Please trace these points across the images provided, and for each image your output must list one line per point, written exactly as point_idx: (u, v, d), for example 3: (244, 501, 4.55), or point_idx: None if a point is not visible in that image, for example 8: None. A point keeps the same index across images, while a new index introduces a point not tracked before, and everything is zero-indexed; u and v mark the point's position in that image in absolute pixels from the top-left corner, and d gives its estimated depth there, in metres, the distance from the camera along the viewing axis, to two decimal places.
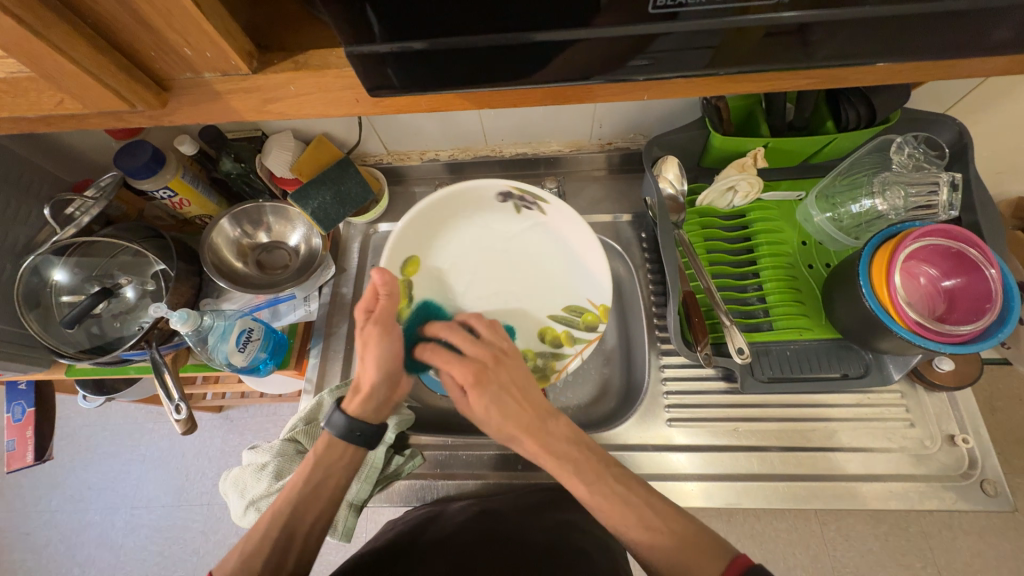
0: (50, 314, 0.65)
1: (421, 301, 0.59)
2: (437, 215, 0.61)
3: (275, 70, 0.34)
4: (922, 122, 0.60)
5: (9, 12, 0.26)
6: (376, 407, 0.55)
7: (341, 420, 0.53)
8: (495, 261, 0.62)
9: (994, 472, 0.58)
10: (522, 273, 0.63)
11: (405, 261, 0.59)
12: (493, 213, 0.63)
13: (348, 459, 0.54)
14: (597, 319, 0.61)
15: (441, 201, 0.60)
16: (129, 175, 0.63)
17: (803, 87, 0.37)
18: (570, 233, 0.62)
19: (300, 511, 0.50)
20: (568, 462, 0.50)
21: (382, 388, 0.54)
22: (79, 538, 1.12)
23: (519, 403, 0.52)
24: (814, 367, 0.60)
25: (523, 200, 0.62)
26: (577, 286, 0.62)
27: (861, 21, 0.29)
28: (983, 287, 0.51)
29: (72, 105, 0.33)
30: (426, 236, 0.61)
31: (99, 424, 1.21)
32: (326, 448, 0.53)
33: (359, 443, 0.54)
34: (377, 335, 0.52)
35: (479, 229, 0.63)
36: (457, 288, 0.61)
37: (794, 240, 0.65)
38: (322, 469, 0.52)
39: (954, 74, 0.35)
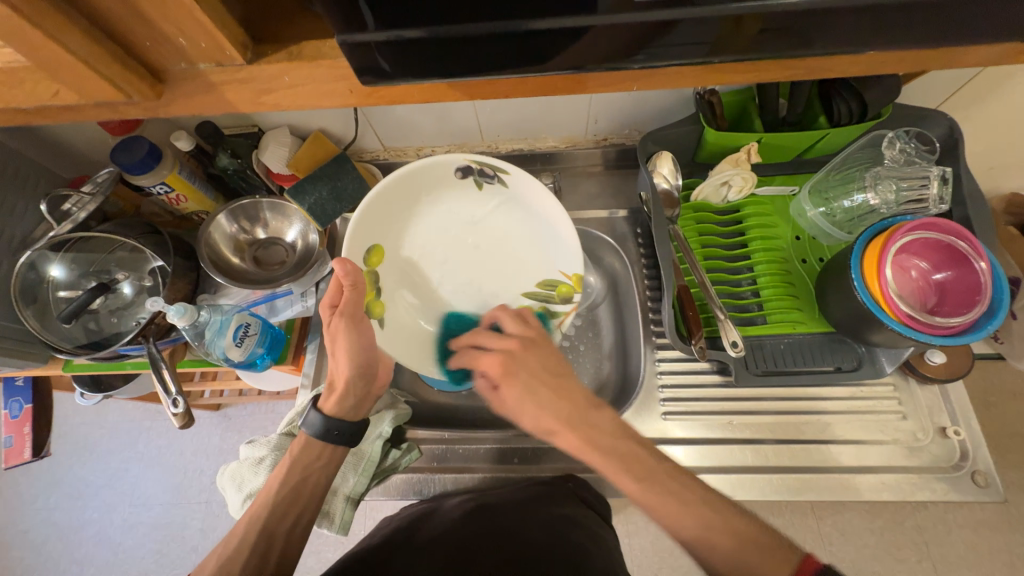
0: (46, 309, 0.65)
1: (388, 292, 0.60)
2: (396, 195, 0.60)
3: (268, 61, 0.34)
4: (913, 117, 0.60)
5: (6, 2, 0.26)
6: (353, 403, 0.56)
7: (318, 420, 0.54)
8: (461, 241, 0.63)
9: (985, 464, 0.59)
10: (488, 253, 0.64)
11: (367, 250, 0.58)
12: (452, 190, 0.63)
13: (325, 459, 0.54)
14: (572, 291, 0.62)
15: (398, 184, 0.59)
16: (125, 170, 0.63)
17: (793, 77, 0.37)
18: (537, 205, 0.62)
19: (280, 513, 0.50)
20: (618, 458, 0.47)
21: (358, 382, 0.55)
22: (78, 535, 1.12)
23: (552, 392, 0.51)
24: (807, 360, 0.60)
25: (483, 175, 0.62)
26: (551, 261, 0.63)
27: (847, 8, 0.30)
28: (973, 280, 0.51)
29: (68, 96, 0.34)
30: (388, 222, 0.61)
31: (97, 422, 1.21)
32: (303, 448, 0.53)
33: (336, 443, 0.54)
34: (345, 327, 0.53)
35: (441, 209, 0.63)
36: (423, 275, 0.62)
37: (787, 235, 0.66)
38: (300, 471, 0.52)
39: (941, 64, 0.36)
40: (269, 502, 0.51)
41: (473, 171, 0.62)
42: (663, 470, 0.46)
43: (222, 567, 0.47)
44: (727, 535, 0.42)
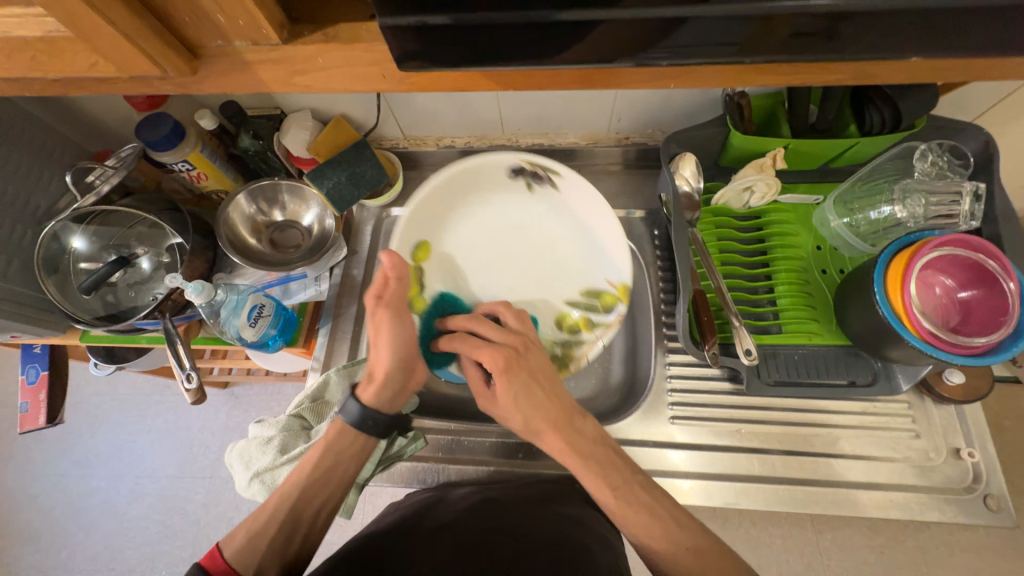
0: (67, 279, 0.66)
1: (431, 288, 0.60)
2: (447, 195, 0.62)
3: (303, 41, 0.34)
4: (948, 130, 0.59)
5: None
6: (390, 396, 0.55)
7: (355, 409, 0.53)
8: (508, 244, 0.64)
9: (998, 488, 0.58)
10: (534, 258, 0.63)
11: (414, 246, 0.60)
12: (504, 192, 0.64)
13: (359, 447, 0.54)
14: (616, 301, 0.61)
15: (451, 183, 0.61)
16: (150, 146, 0.63)
17: (833, 82, 0.36)
18: (585, 208, 0.62)
19: (310, 496, 0.51)
20: (593, 462, 0.49)
21: (396, 375, 0.54)
22: (85, 502, 1.15)
23: (544, 394, 0.51)
24: (821, 372, 0.59)
25: (536, 177, 0.63)
26: (596, 269, 0.62)
27: (898, 12, 0.29)
28: (1001, 300, 0.50)
29: (104, 68, 0.34)
30: (436, 220, 0.62)
31: (108, 393, 1.23)
32: (338, 435, 0.53)
33: (370, 433, 0.54)
34: (389, 319, 0.52)
35: (489, 209, 0.64)
36: (466, 272, 0.63)
37: (808, 244, 0.65)
38: (331, 457, 0.52)
39: (989, 75, 0.35)
40: (299, 484, 0.51)
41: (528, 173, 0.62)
42: (636, 483, 0.49)
43: (252, 541, 0.47)
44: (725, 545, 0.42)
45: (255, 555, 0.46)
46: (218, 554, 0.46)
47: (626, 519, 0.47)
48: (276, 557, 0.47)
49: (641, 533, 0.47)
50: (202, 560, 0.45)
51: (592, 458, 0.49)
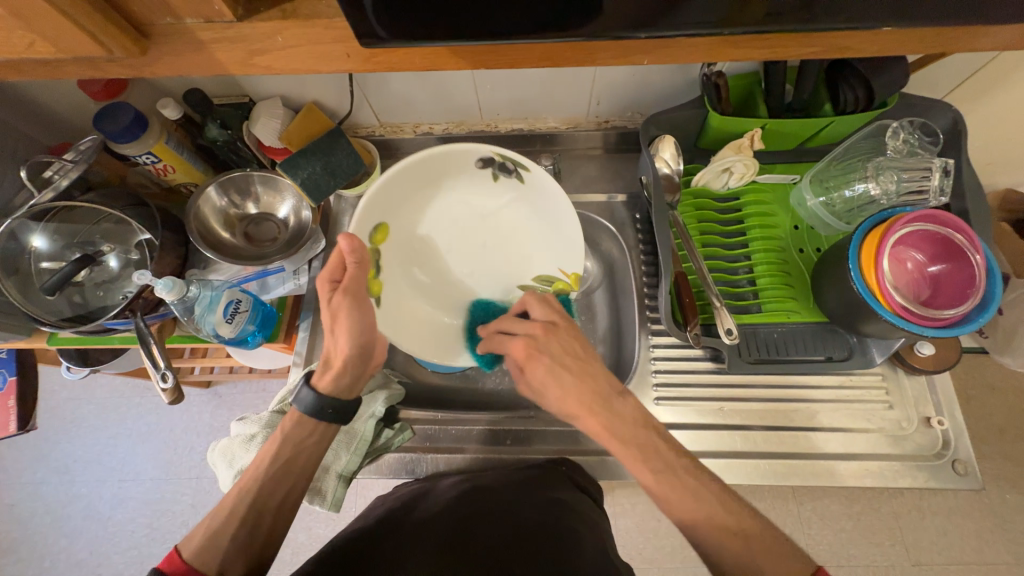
0: (28, 280, 0.63)
1: (388, 273, 0.59)
2: (412, 178, 0.59)
3: (261, 19, 0.33)
4: (918, 107, 0.60)
5: None
6: (347, 383, 0.53)
7: (310, 397, 0.52)
8: (467, 232, 0.63)
9: (966, 453, 0.60)
10: (495, 251, 0.64)
11: (374, 228, 0.57)
12: (468, 179, 0.62)
13: (317, 437, 0.53)
14: (568, 287, 0.62)
15: (416, 166, 0.57)
16: (110, 138, 0.60)
17: (805, 55, 0.36)
18: (547, 203, 0.62)
19: (271, 487, 0.50)
20: (633, 445, 0.47)
21: (356, 363, 0.52)
22: (67, 510, 1.12)
23: (578, 377, 0.51)
24: (799, 350, 0.61)
25: (504, 167, 0.61)
26: (551, 257, 0.63)
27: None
28: (968, 273, 0.52)
29: (44, 49, 0.32)
30: (399, 203, 0.59)
31: (84, 397, 1.19)
32: (296, 424, 0.52)
33: (328, 420, 0.53)
34: (347, 305, 0.50)
35: (454, 197, 0.62)
36: (426, 260, 0.62)
37: (786, 224, 0.65)
38: (291, 446, 0.51)
39: (953, 48, 0.35)
40: (260, 476, 0.49)
41: (496, 161, 0.60)
42: (679, 463, 0.46)
43: (212, 540, 0.45)
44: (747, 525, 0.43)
45: (215, 550, 0.44)
46: (177, 555, 0.44)
47: (670, 502, 0.45)
48: (239, 551, 0.46)
49: (691, 519, 0.44)
50: (161, 564, 0.43)
51: (633, 444, 0.47)
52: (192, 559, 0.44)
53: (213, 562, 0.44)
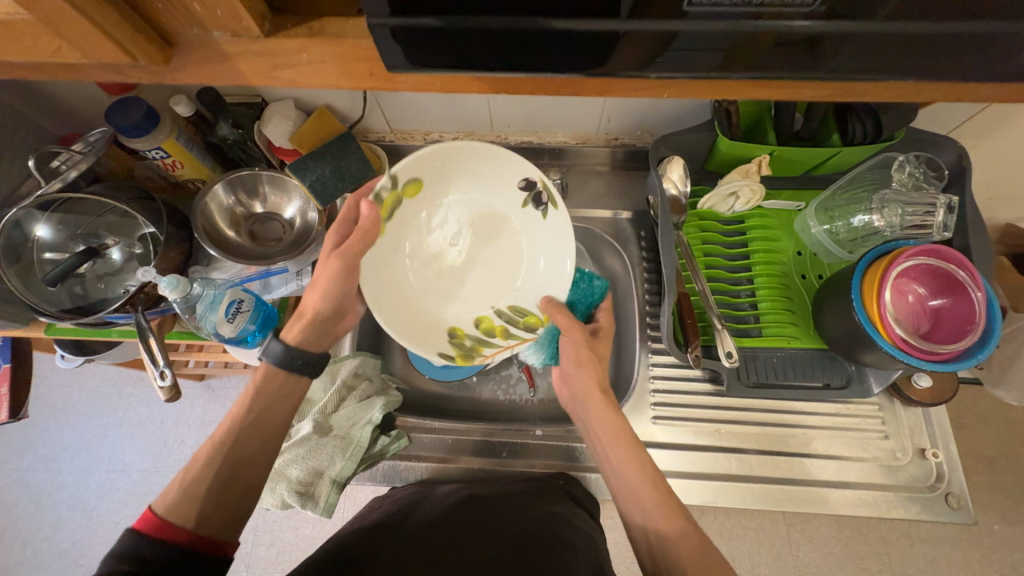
0: (30, 270, 0.62)
1: (393, 226, 0.57)
2: (464, 159, 0.56)
3: (288, 36, 0.33)
4: (924, 142, 0.60)
5: None
6: (316, 337, 0.54)
7: (278, 350, 0.51)
8: (481, 238, 0.61)
9: (959, 487, 0.61)
10: (491, 266, 0.61)
11: (409, 180, 0.55)
12: (506, 195, 0.59)
13: (292, 390, 0.51)
14: (538, 324, 0.60)
15: (477, 150, 0.56)
16: (120, 132, 0.60)
17: (818, 97, 0.36)
18: (552, 247, 0.59)
19: (247, 437, 0.48)
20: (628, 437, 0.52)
21: (327, 320, 0.54)
22: (52, 499, 1.10)
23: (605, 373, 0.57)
24: (797, 375, 0.61)
25: (537, 199, 0.59)
26: (531, 290, 0.61)
27: (888, 38, 0.29)
28: (967, 308, 0.52)
29: (69, 54, 0.32)
30: (443, 173, 0.57)
31: (76, 385, 1.18)
32: (265, 376, 0.50)
33: (298, 373, 0.51)
34: (344, 269, 0.52)
35: (485, 196, 0.60)
36: (426, 239, 0.60)
37: (789, 250, 0.66)
38: (264, 400, 0.50)
39: (969, 97, 0.35)
40: (236, 427, 0.48)
41: (537, 190, 0.58)
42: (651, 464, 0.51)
43: (186, 493, 0.43)
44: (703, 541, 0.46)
45: (190, 502, 0.43)
46: (151, 511, 0.42)
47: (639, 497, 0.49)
48: (216, 504, 0.44)
49: (665, 524, 0.47)
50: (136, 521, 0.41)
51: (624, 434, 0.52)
52: (168, 513, 0.42)
53: (192, 514, 0.42)
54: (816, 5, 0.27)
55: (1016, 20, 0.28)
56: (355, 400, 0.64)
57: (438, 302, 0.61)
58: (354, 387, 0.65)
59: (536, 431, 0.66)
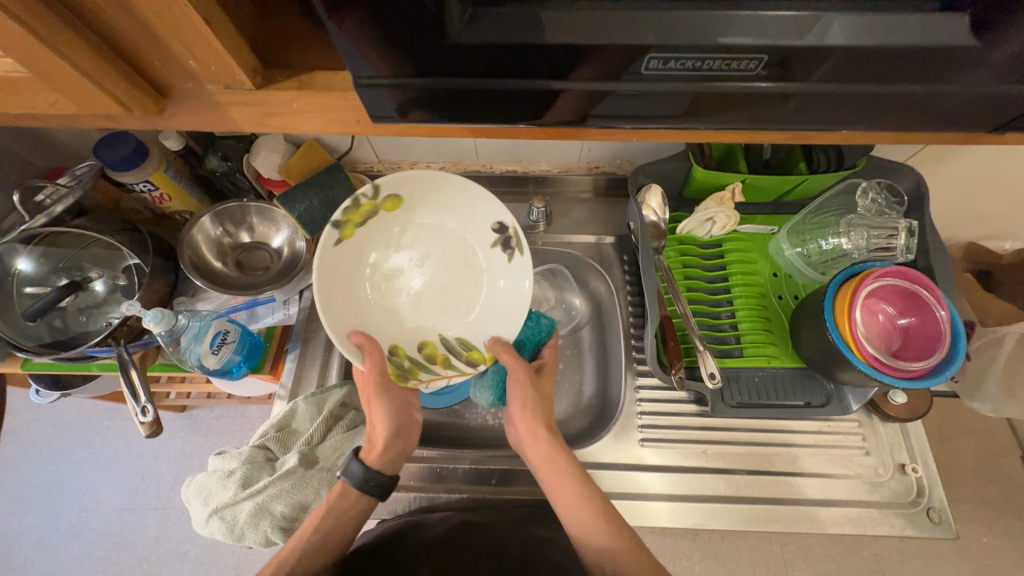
0: (10, 305, 0.62)
1: (364, 235, 0.59)
2: (448, 192, 0.59)
3: (278, 87, 0.35)
4: (886, 171, 0.64)
5: (18, 19, 0.27)
6: (391, 457, 0.57)
7: (357, 470, 0.55)
8: (445, 265, 0.62)
9: (939, 501, 0.62)
10: (449, 294, 0.62)
11: (390, 196, 0.58)
12: (478, 234, 0.61)
13: (356, 509, 0.56)
14: (480, 360, 0.61)
15: (461, 185, 0.58)
16: (109, 167, 0.61)
17: (779, 139, 0.39)
18: (509, 289, 0.61)
19: (307, 559, 0.53)
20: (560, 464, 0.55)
21: (394, 440, 0.57)
22: (19, 542, 1.05)
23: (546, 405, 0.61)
24: (779, 394, 0.62)
25: (507, 243, 0.60)
26: (480, 326, 0.61)
27: (832, 96, 0.32)
28: (933, 327, 0.55)
29: (65, 105, 0.33)
30: (426, 200, 0.60)
31: (50, 420, 1.14)
32: (340, 496, 0.55)
33: (371, 494, 0.55)
34: (376, 394, 0.57)
35: (460, 231, 0.61)
36: (392, 258, 0.61)
37: (766, 271, 0.68)
38: (330, 519, 0.54)
39: (910, 140, 0.39)
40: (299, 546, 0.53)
41: (507, 234, 0.60)
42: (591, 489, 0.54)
43: None
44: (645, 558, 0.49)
45: None
46: None
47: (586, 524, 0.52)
48: None
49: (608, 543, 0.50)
50: None
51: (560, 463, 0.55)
52: None
53: None
54: (759, 69, 0.30)
55: (941, 83, 0.30)
56: (343, 430, 0.64)
57: (385, 321, 0.60)
58: (341, 417, 0.64)
59: None
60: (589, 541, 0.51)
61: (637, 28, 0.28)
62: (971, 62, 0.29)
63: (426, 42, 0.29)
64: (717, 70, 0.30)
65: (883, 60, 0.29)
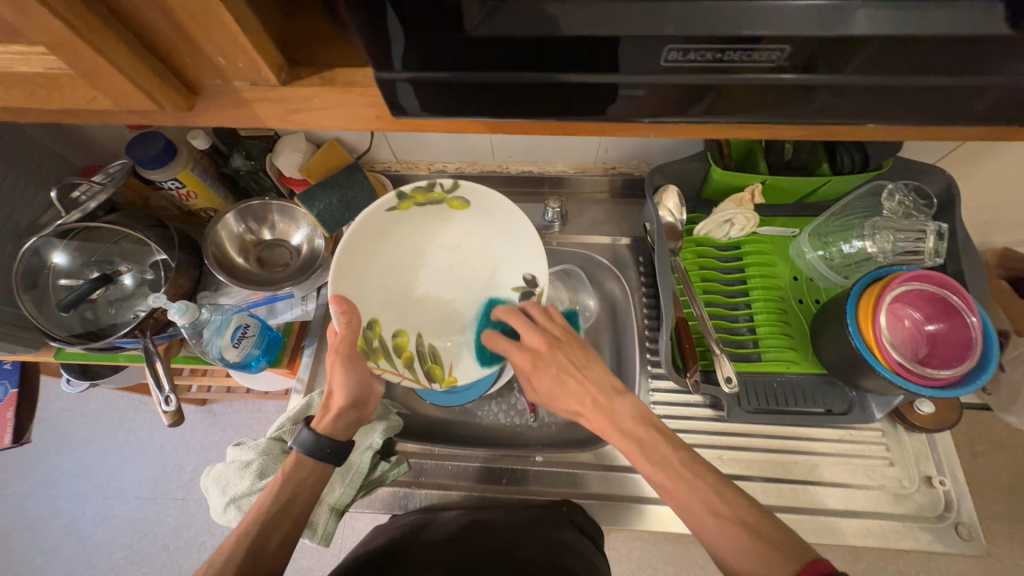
0: (45, 296, 0.64)
1: (414, 217, 0.59)
2: (508, 227, 0.61)
3: (302, 84, 0.36)
4: (914, 171, 0.62)
5: (62, 19, 0.28)
6: (346, 427, 0.57)
7: (309, 437, 0.54)
8: (462, 276, 0.63)
9: (969, 516, 0.59)
10: (450, 300, 0.63)
11: (460, 198, 0.58)
12: (509, 274, 0.63)
13: (315, 475, 0.55)
14: (438, 382, 0.62)
15: (523, 228, 0.60)
16: (140, 165, 0.64)
17: (798, 136, 0.39)
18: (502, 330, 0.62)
19: (269, 528, 0.51)
20: (637, 439, 0.51)
21: (350, 411, 0.56)
22: (48, 526, 1.09)
23: (583, 383, 0.55)
24: (798, 401, 0.61)
25: (526, 297, 0.62)
26: (452, 347, 0.63)
27: (856, 88, 0.31)
28: (964, 334, 0.53)
29: (102, 102, 0.35)
30: (485, 219, 0.61)
31: (79, 409, 1.19)
32: (297, 464, 0.54)
33: (326, 461, 0.54)
34: (341, 363, 0.55)
35: (492, 260, 0.63)
36: (422, 251, 0.61)
37: (786, 275, 0.67)
38: (290, 487, 0.53)
39: (940, 136, 0.38)
40: (258, 516, 0.51)
41: (532, 291, 0.62)
42: (677, 456, 0.50)
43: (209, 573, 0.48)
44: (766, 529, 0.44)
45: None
46: None
47: (670, 491, 0.48)
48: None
49: (711, 529, 0.45)
50: None
51: (634, 437, 0.51)
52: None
53: None
54: (782, 60, 0.30)
55: (972, 76, 0.30)
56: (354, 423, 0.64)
57: (378, 299, 0.59)
58: None
59: (537, 457, 0.65)
60: (684, 512, 0.47)
61: (657, 20, 0.28)
62: (1005, 53, 0.28)
63: (446, 37, 0.29)
64: (735, 62, 0.30)
65: (912, 52, 0.29)
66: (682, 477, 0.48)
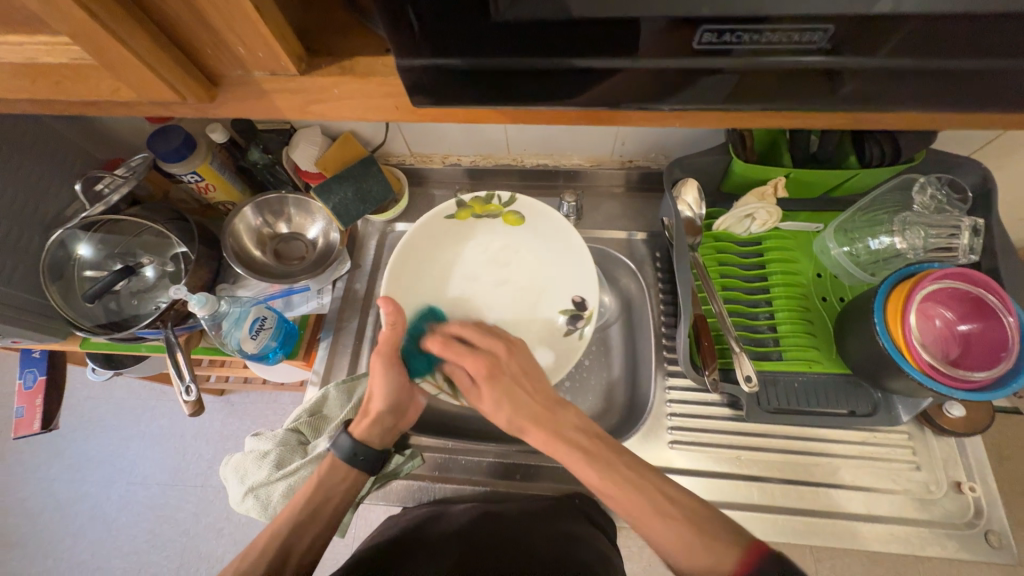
0: (71, 287, 0.66)
1: (470, 229, 0.65)
2: (560, 246, 0.64)
3: (321, 74, 0.35)
4: (948, 164, 0.59)
5: (86, 7, 0.28)
6: (381, 433, 0.57)
7: (346, 443, 0.56)
8: (514, 292, 0.65)
9: (1000, 524, 0.57)
10: (501, 315, 0.64)
11: (516, 214, 0.63)
12: (562, 294, 0.64)
13: (349, 481, 0.56)
14: None
15: (579, 250, 0.62)
16: (161, 158, 0.65)
17: (829, 125, 0.37)
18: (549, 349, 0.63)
19: (300, 529, 0.53)
20: (581, 449, 0.51)
21: (387, 416, 0.57)
22: (74, 509, 1.13)
23: (529, 393, 0.55)
24: (821, 402, 0.59)
25: (575, 320, 0.63)
26: None
27: (894, 73, 0.30)
28: (999, 334, 0.50)
29: (125, 93, 0.35)
30: (539, 236, 0.64)
31: (102, 397, 1.22)
32: (331, 468, 0.56)
33: (361, 467, 0.56)
34: (381, 366, 0.55)
35: (546, 278, 0.65)
36: (474, 265, 0.65)
37: (809, 272, 0.65)
38: (321, 492, 0.55)
39: (983, 124, 0.36)
40: (292, 517, 0.53)
41: (580, 314, 0.63)
42: (624, 463, 0.50)
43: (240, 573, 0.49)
44: (711, 524, 0.45)
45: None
46: None
47: (615, 498, 0.48)
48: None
49: (659, 534, 0.46)
50: None
51: (576, 446, 0.51)
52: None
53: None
54: (822, 42, 0.28)
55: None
56: None
57: (424, 300, 0.63)
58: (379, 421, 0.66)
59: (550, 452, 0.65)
60: (641, 525, 0.47)
61: (685, 1, 0.27)
62: None
63: (467, 23, 0.28)
64: (767, 45, 0.29)
65: (963, 32, 0.27)
66: (631, 482, 0.48)
